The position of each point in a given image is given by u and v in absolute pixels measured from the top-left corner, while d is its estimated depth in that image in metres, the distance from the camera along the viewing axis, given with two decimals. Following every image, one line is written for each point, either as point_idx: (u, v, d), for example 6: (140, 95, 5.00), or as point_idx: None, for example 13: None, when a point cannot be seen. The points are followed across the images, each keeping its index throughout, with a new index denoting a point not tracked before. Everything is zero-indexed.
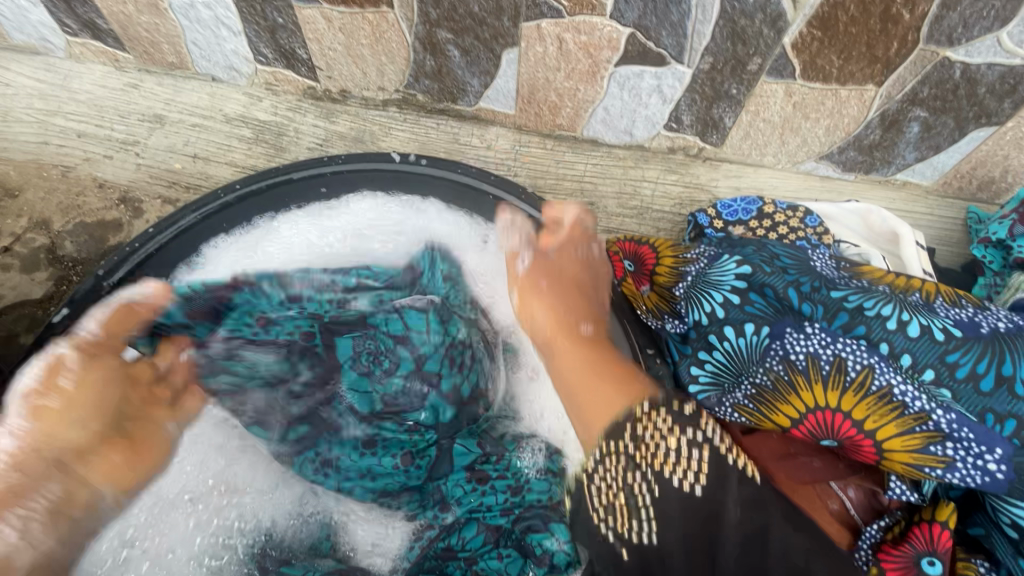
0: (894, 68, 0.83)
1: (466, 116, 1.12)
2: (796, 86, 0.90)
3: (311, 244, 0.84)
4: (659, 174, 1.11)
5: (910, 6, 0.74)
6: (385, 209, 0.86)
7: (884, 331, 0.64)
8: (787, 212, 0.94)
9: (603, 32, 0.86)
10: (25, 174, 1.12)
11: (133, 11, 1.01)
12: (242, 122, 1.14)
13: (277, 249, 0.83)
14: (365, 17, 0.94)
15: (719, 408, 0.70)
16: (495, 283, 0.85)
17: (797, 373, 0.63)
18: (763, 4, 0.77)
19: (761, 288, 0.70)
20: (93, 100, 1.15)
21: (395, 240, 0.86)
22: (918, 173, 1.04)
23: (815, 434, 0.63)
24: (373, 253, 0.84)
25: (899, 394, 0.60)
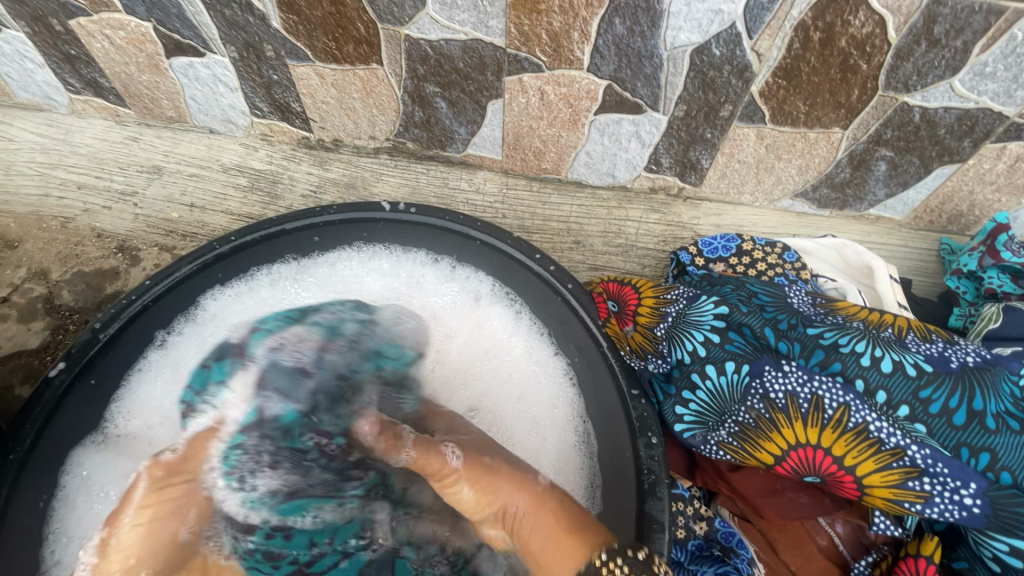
0: (857, 113, 0.88)
1: (455, 162, 1.16)
2: (767, 130, 0.94)
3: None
4: (643, 214, 1.14)
5: (867, 57, 0.78)
6: (392, 283, 0.86)
7: (858, 367, 0.66)
8: (765, 248, 0.97)
9: (582, 84, 0.91)
10: (24, 226, 1.15)
11: (134, 71, 1.06)
12: (238, 171, 1.18)
13: None
14: (356, 73, 0.99)
15: (704, 446, 0.72)
16: (494, 351, 0.83)
17: (778, 411, 0.66)
18: (729, 57, 0.82)
19: (739, 327, 0.72)
20: (93, 154, 1.19)
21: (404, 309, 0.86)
22: (889, 208, 1.08)
23: (799, 471, 0.65)
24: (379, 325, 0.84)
25: (875, 431, 0.62)
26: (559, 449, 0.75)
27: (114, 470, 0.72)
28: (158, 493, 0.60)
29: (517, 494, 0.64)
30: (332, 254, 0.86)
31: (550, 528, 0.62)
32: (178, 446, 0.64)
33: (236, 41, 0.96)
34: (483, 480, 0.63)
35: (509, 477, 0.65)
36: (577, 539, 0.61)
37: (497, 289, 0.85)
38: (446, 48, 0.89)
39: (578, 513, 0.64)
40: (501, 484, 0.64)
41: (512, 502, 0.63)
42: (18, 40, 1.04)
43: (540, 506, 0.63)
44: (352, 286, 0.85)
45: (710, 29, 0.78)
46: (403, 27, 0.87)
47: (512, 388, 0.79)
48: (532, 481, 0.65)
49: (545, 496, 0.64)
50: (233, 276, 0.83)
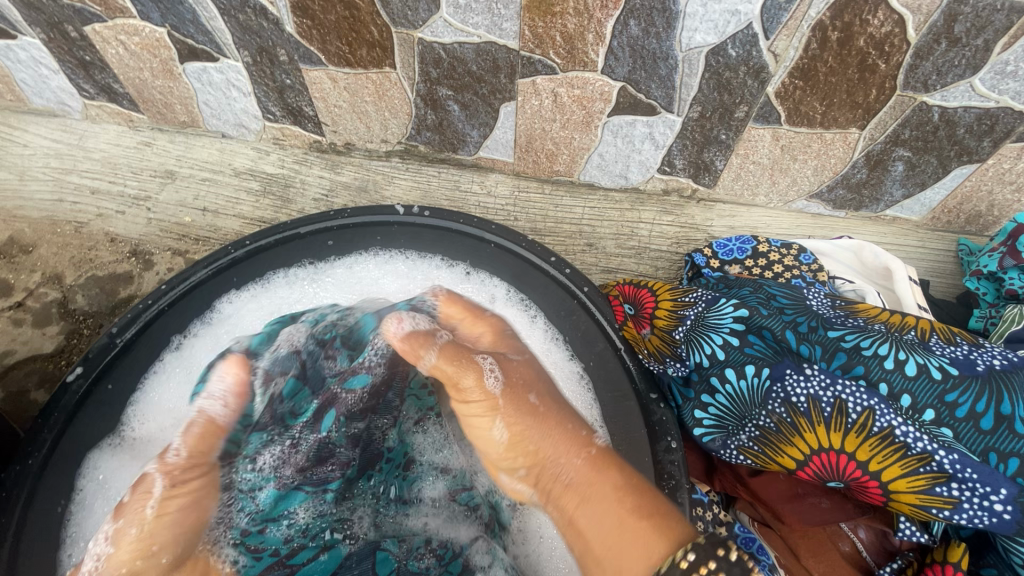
0: (875, 113, 0.87)
1: (466, 165, 1.16)
2: (783, 131, 0.93)
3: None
4: (656, 216, 1.14)
5: (885, 57, 0.77)
6: (409, 286, 0.87)
7: (882, 370, 0.65)
8: (781, 250, 0.96)
9: (596, 86, 0.91)
10: (39, 230, 1.15)
11: (148, 76, 1.07)
12: (250, 175, 1.18)
13: None
14: (369, 77, 0.99)
15: (724, 450, 0.71)
16: None
17: (800, 415, 0.65)
18: (746, 58, 0.81)
19: (759, 330, 0.71)
20: (107, 159, 1.20)
21: None
22: (906, 209, 1.07)
23: (821, 476, 0.65)
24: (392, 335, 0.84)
25: (901, 435, 0.60)
26: None
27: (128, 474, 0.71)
28: (176, 490, 0.62)
29: (568, 455, 0.66)
30: (347, 258, 0.86)
31: (606, 493, 0.62)
32: (178, 448, 0.65)
33: (249, 46, 0.96)
34: (525, 435, 0.68)
35: (564, 434, 0.68)
36: (661, 525, 0.57)
37: (512, 294, 0.84)
38: (460, 50, 0.89)
39: (656, 505, 0.59)
40: (552, 440, 0.67)
41: (570, 457, 0.66)
42: (33, 46, 1.04)
43: (591, 468, 0.65)
44: (370, 290, 0.86)
45: (726, 30, 0.78)
46: (416, 30, 0.87)
47: None
48: (585, 443, 0.67)
49: (600, 456, 0.66)
50: (248, 280, 0.83)
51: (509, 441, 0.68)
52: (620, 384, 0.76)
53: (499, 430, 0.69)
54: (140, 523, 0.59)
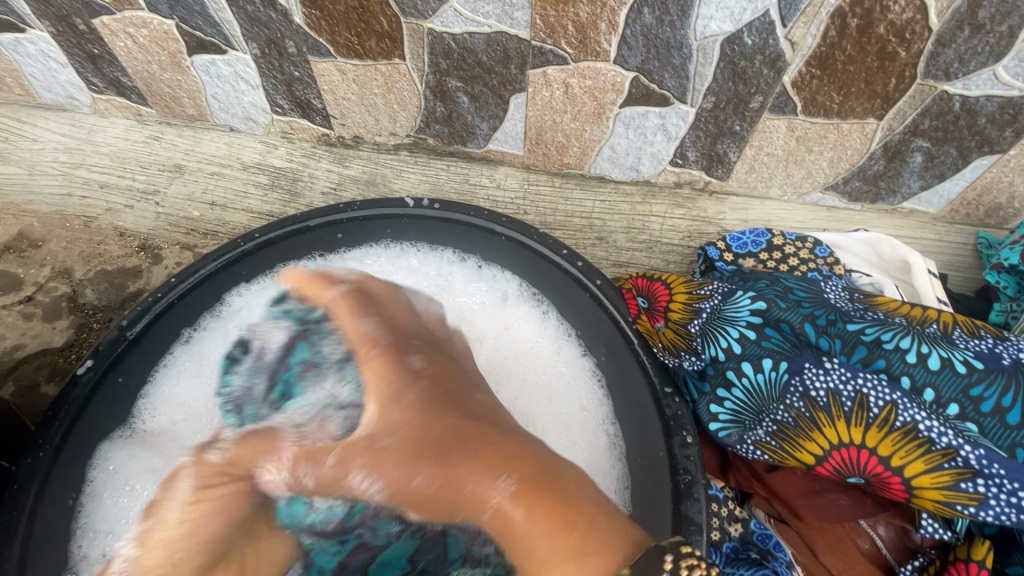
0: (894, 103, 0.85)
1: (475, 158, 1.15)
2: (799, 121, 0.92)
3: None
4: (667, 209, 1.12)
5: (906, 44, 0.76)
6: (418, 280, 0.85)
7: (904, 364, 0.64)
8: (796, 243, 0.95)
9: (608, 77, 0.90)
10: (48, 225, 1.15)
11: (157, 69, 1.06)
12: (258, 169, 1.18)
13: None
14: (378, 69, 0.98)
15: (741, 446, 0.69)
16: (517, 351, 0.81)
17: (819, 410, 0.63)
18: (762, 47, 0.80)
19: (777, 323, 0.70)
20: (116, 153, 1.20)
21: None
22: (924, 201, 1.05)
23: (842, 471, 0.63)
24: None
25: (925, 430, 0.59)
26: (590, 455, 0.73)
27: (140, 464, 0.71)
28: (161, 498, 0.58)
29: (489, 484, 0.52)
30: (355, 252, 0.86)
31: (545, 532, 0.50)
32: (225, 448, 0.57)
33: (257, 38, 0.95)
34: (444, 475, 0.52)
35: (471, 463, 0.53)
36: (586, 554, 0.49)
37: (524, 290, 0.84)
38: (470, 41, 0.88)
39: (584, 510, 0.52)
40: (462, 471, 0.52)
41: (495, 485, 0.51)
42: (42, 39, 1.04)
43: (519, 499, 0.51)
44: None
45: (742, 18, 0.76)
46: (426, 21, 0.86)
47: (540, 392, 0.78)
48: (498, 473, 0.52)
49: (529, 483, 0.52)
50: (258, 273, 0.82)
51: (432, 492, 0.53)
52: (634, 378, 0.74)
53: (420, 477, 0.53)
54: (168, 526, 0.52)
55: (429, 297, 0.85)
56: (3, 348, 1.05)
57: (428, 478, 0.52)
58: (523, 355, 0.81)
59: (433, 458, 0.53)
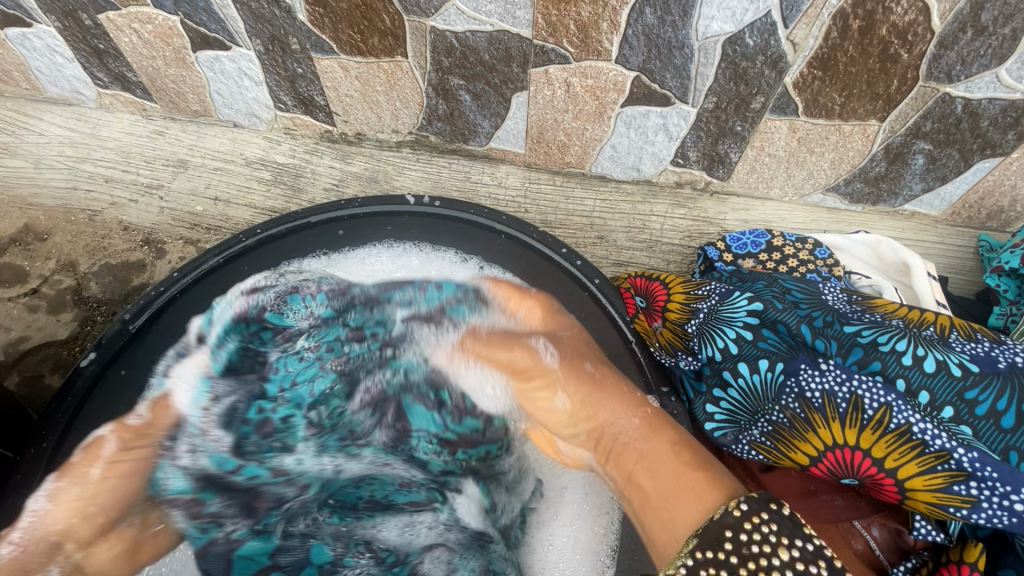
0: (896, 105, 0.85)
1: (477, 156, 1.15)
2: (800, 122, 0.92)
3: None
4: (668, 209, 1.12)
5: (908, 46, 0.75)
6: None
7: (900, 366, 0.64)
8: (795, 244, 0.95)
9: (609, 76, 0.90)
10: (54, 218, 1.16)
11: (162, 65, 1.07)
12: (262, 165, 1.18)
13: None
14: (381, 66, 0.98)
15: (736, 446, 0.70)
16: None
17: (814, 411, 0.64)
18: (763, 47, 0.80)
19: (774, 324, 0.70)
20: (120, 147, 1.21)
21: None
22: (925, 204, 1.05)
23: (836, 472, 0.64)
24: None
25: (919, 432, 0.59)
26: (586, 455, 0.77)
27: None
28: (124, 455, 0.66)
29: (625, 414, 0.69)
30: (357, 250, 0.87)
31: (671, 464, 0.63)
32: (142, 413, 0.69)
33: (261, 34, 0.96)
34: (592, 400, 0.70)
35: (620, 397, 0.70)
36: (707, 491, 0.59)
37: None
38: (472, 39, 0.89)
39: (703, 458, 0.63)
40: (608, 404, 0.69)
41: (629, 416, 0.68)
42: (48, 34, 1.05)
43: (653, 429, 0.67)
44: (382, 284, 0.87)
45: (744, 19, 0.76)
46: (429, 19, 0.87)
47: None
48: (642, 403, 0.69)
49: (659, 422, 0.67)
50: (262, 269, 0.83)
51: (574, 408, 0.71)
52: (632, 380, 0.75)
53: (562, 399, 0.71)
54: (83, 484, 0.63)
55: None
56: (8, 339, 1.06)
57: (573, 397, 0.70)
58: None
59: (596, 403, 0.70)
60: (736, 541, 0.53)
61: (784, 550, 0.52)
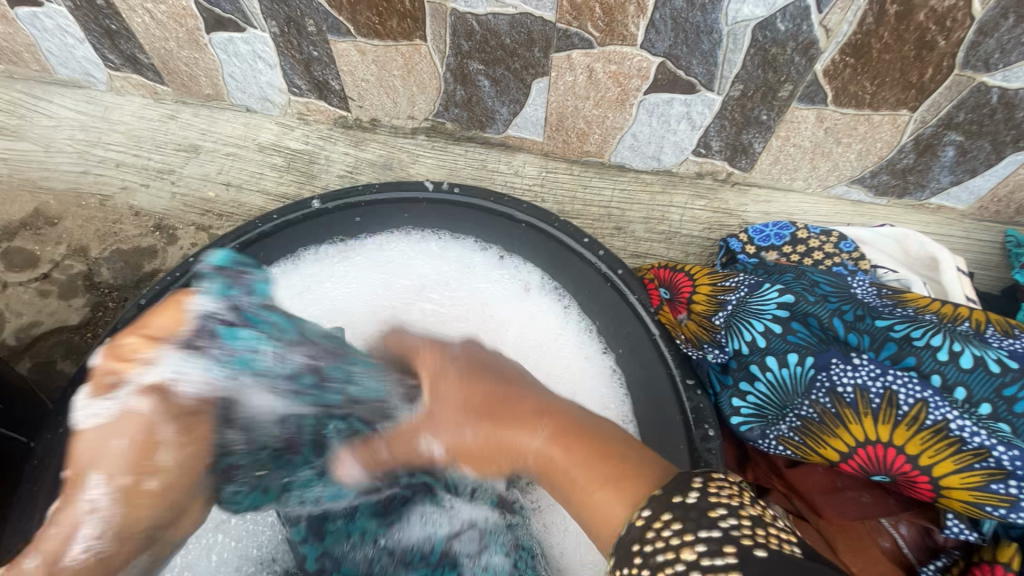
0: (929, 94, 0.83)
1: (493, 143, 1.13)
2: (829, 112, 0.89)
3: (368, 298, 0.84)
4: (688, 200, 1.10)
5: (946, 33, 0.73)
6: (441, 269, 0.86)
7: (935, 362, 0.62)
8: (820, 237, 0.92)
9: (634, 61, 0.87)
10: (64, 203, 1.15)
11: (174, 47, 1.05)
12: (274, 151, 1.17)
13: (333, 295, 0.83)
14: (398, 50, 0.96)
15: (763, 441, 0.69)
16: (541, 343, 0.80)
17: (846, 407, 0.62)
18: (795, 33, 0.77)
19: (805, 317, 0.68)
20: (131, 131, 1.19)
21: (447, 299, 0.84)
22: (952, 197, 1.02)
23: (867, 469, 0.62)
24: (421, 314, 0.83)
25: (956, 429, 0.58)
26: None
27: None
28: None
29: (524, 436, 0.58)
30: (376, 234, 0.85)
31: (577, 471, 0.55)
32: None
33: (277, 16, 0.93)
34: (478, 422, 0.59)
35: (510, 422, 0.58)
36: (622, 488, 0.53)
37: (548, 281, 0.83)
38: (494, 22, 0.86)
39: (610, 465, 0.55)
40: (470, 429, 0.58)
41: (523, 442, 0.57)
42: (59, 14, 1.03)
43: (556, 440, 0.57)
44: (402, 272, 0.85)
45: (777, 3, 0.74)
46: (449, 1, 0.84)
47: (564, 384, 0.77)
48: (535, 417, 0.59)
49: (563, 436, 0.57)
50: (281, 256, 0.82)
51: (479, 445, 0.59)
52: (659, 374, 0.73)
53: (470, 431, 0.58)
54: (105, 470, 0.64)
55: (453, 284, 0.85)
56: (20, 324, 1.05)
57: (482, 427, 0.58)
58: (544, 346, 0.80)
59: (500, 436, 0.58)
60: (643, 555, 0.48)
61: (692, 550, 0.45)
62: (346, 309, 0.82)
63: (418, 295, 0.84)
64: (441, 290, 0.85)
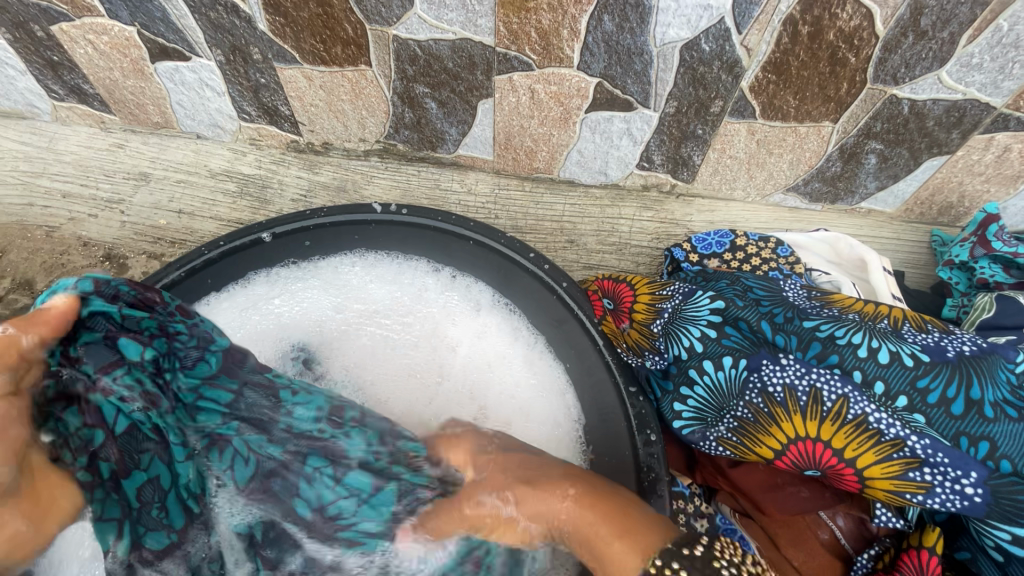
0: (847, 107, 0.88)
1: (446, 163, 1.15)
2: (759, 125, 0.94)
3: (321, 323, 0.84)
4: (636, 212, 1.14)
5: (855, 51, 0.79)
6: (397, 293, 0.87)
7: (856, 358, 0.66)
8: (758, 243, 0.97)
9: (572, 82, 0.91)
10: (8, 235, 1.13)
11: (119, 76, 1.05)
12: (226, 176, 1.17)
13: (285, 317, 0.84)
14: (345, 75, 0.98)
15: (704, 442, 0.71)
16: (493, 365, 0.82)
17: (776, 405, 0.65)
18: (719, 53, 0.82)
19: (736, 321, 0.72)
20: (79, 161, 1.18)
21: (401, 323, 0.85)
22: (880, 201, 1.08)
23: (799, 464, 0.65)
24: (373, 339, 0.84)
25: (874, 422, 0.61)
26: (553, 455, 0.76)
27: None
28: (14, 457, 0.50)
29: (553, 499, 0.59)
30: (331, 257, 0.86)
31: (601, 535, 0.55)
32: None
33: (221, 45, 0.95)
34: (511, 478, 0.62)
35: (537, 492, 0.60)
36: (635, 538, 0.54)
37: (498, 300, 0.85)
38: (435, 47, 0.89)
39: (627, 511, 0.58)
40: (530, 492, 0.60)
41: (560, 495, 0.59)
42: None
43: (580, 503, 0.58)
44: (353, 297, 0.86)
45: (699, 25, 0.79)
46: (391, 28, 0.87)
47: (506, 398, 0.79)
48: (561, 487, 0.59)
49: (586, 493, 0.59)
50: (232, 280, 0.83)
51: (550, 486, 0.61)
52: (597, 368, 0.76)
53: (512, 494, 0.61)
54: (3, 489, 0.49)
55: (407, 310, 0.86)
56: None
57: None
58: (491, 363, 0.82)
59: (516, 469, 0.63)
60: None
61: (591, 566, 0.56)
62: (296, 332, 0.84)
63: (370, 320, 0.85)
64: (396, 315, 0.86)
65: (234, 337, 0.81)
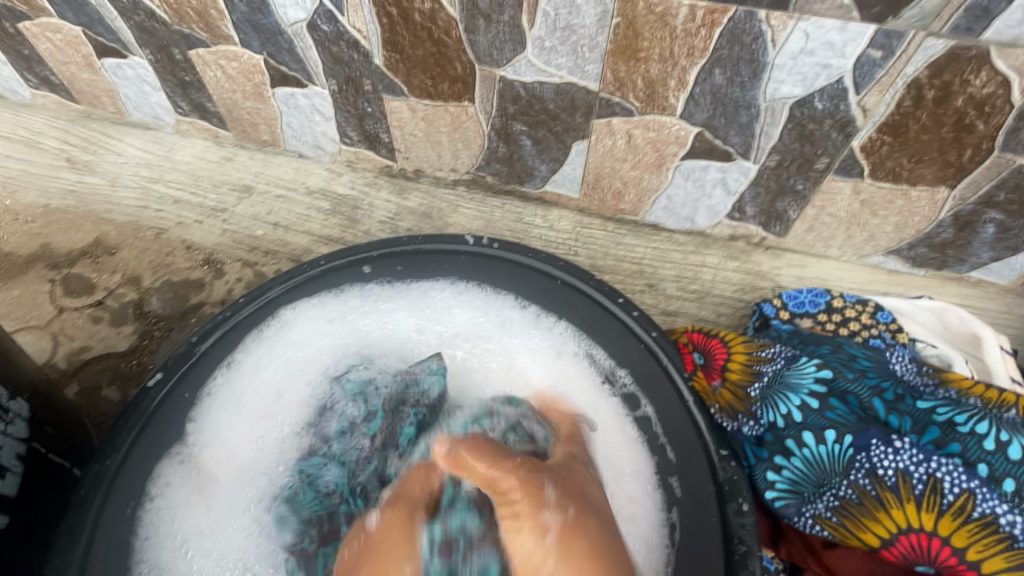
0: (968, 173, 0.84)
1: (532, 199, 1.17)
2: (865, 185, 0.91)
3: (402, 344, 0.84)
4: (720, 261, 1.11)
5: (985, 118, 0.75)
6: (476, 318, 0.85)
7: (980, 450, 0.61)
8: (856, 306, 0.92)
9: (672, 130, 0.91)
10: (123, 234, 1.22)
11: (240, 98, 1.13)
12: (322, 195, 1.23)
13: (363, 335, 0.84)
14: (447, 109, 1.02)
15: (798, 519, 0.66)
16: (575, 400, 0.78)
17: (886, 489, 0.61)
18: (832, 111, 0.80)
19: (843, 394, 0.68)
20: (192, 171, 1.27)
21: (483, 351, 0.83)
22: (993, 272, 1.01)
23: (911, 559, 0.60)
24: (455, 366, 0.83)
25: (1006, 525, 0.57)
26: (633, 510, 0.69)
27: (193, 511, 0.70)
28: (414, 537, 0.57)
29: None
30: (424, 280, 0.86)
31: None
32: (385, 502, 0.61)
33: (337, 75, 1.01)
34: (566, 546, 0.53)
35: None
36: None
37: (580, 342, 0.81)
38: (540, 89, 0.91)
39: None
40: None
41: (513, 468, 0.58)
42: (140, 65, 1.13)
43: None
44: (434, 320, 0.85)
45: (815, 83, 0.77)
46: (500, 68, 0.90)
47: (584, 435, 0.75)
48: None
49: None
50: (324, 289, 0.84)
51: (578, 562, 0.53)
52: (684, 419, 0.72)
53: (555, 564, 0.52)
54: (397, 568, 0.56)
55: (488, 338, 0.84)
56: (71, 349, 1.10)
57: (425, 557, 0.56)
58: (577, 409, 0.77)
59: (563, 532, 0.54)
60: None
61: None
62: (377, 350, 0.83)
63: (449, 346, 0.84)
64: (477, 342, 0.84)
65: (314, 351, 0.82)
